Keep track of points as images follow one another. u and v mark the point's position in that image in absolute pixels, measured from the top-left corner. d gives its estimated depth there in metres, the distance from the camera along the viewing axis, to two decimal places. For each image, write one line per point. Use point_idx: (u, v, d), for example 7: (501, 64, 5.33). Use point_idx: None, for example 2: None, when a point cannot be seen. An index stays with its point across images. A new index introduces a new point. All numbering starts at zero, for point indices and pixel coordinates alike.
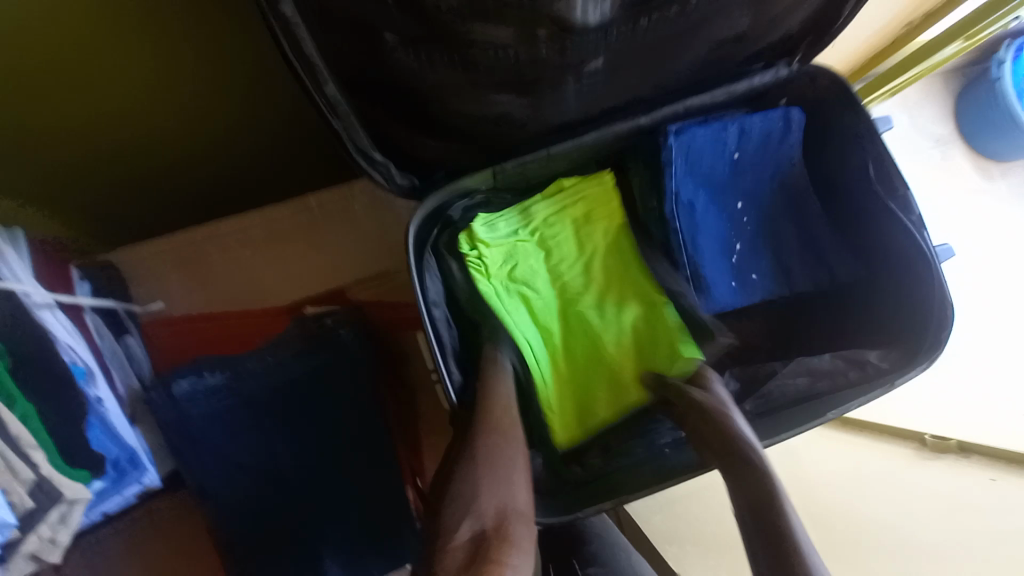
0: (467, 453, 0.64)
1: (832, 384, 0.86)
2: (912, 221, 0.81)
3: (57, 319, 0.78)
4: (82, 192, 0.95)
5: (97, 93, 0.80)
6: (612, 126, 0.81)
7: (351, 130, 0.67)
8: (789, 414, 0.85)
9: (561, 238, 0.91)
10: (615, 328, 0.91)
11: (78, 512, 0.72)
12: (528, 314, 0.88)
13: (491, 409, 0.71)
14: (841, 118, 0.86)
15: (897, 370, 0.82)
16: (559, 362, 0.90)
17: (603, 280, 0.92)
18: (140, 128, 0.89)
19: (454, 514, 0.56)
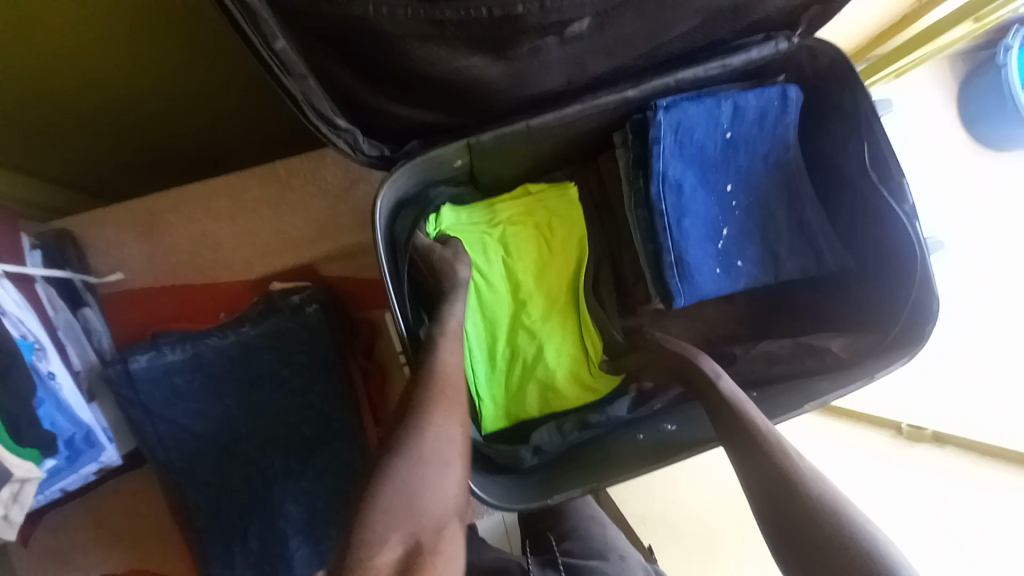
0: (408, 446, 0.59)
1: (787, 369, 0.86)
2: (904, 211, 0.76)
3: (4, 289, 0.72)
4: (88, 172, 0.97)
5: (65, 74, 0.80)
6: (597, 99, 0.76)
7: (309, 93, 0.62)
8: (761, 397, 0.84)
9: (521, 239, 0.91)
10: (564, 331, 0.92)
11: (30, 491, 0.69)
12: (475, 306, 0.88)
13: (440, 392, 0.65)
14: (840, 98, 0.81)
15: (855, 363, 0.81)
16: (496, 361, 0.90)
17: (554, 287, 0.92)
18: (106, 95, 0.85)
19: (385, 522, 0.53)
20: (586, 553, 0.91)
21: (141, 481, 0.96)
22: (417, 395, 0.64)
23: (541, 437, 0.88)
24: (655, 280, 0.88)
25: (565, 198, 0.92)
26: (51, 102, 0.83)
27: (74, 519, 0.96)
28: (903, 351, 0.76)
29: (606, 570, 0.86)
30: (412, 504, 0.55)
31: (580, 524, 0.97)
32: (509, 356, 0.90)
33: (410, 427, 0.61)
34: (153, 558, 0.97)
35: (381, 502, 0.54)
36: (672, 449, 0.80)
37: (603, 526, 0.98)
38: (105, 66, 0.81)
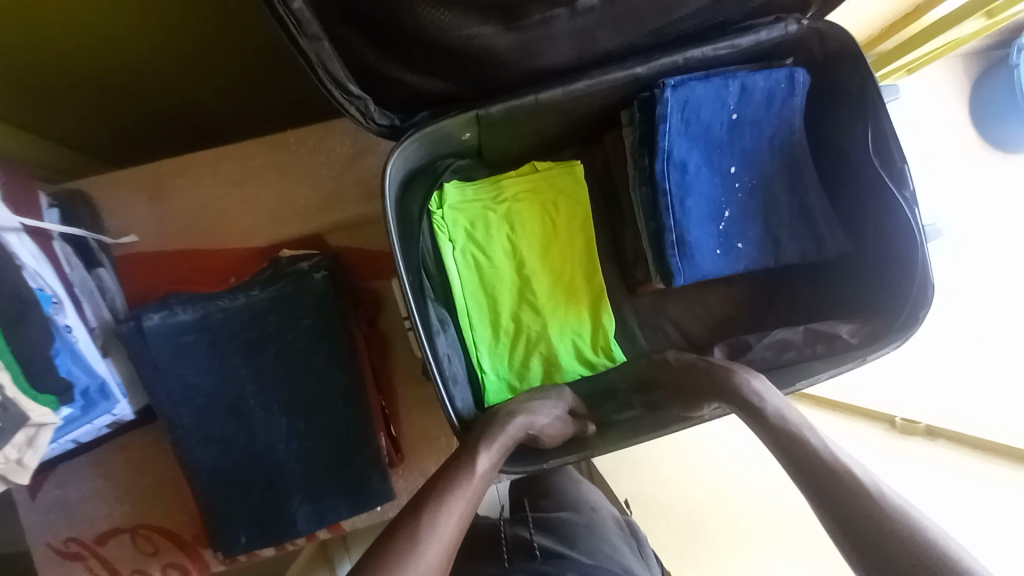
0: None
1: (798, 355, 0.86)
2: (906, 197, 0.78)
3: (22, 242, 0.74)
4: (103, 133, 1.00)
5: (86, 37, 0.82)
6: (605, 76, 0.77)
7: (324, 57, 0.63)
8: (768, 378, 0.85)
9: (525, 215, 0.92)
10: (567, 309, 0.93)
11: (45, 436, 0.71)
12: (479, 283, 0.90)
13: (436, 528, 0.57)
14: (847, 82, 0.81)
15: (865, 347, 0.81)
16: (500, 334, 0.91)
17: (558, 263, 0.93)
18: (115, 52, 0.86)
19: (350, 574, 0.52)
20: (557, 507, 0.97)
21: (147, 438, 1.00)
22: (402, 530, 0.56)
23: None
24: (655, 258, 0.89)
25: (571, 176, 0.94)
26: (73, 64, 0.85)
27: (85, 471, 0.99)
28: (905, 333, 0.78)
29: (574, 522, 0.93)
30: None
31: (554, 482, 1.01)
32: (512, 331, 0.92)
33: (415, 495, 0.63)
34: (158, 513, 1.00)
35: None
36: (669, 418, 0.82)
37: (578, 480, 1.03)
38: (128, 32, 0.84)
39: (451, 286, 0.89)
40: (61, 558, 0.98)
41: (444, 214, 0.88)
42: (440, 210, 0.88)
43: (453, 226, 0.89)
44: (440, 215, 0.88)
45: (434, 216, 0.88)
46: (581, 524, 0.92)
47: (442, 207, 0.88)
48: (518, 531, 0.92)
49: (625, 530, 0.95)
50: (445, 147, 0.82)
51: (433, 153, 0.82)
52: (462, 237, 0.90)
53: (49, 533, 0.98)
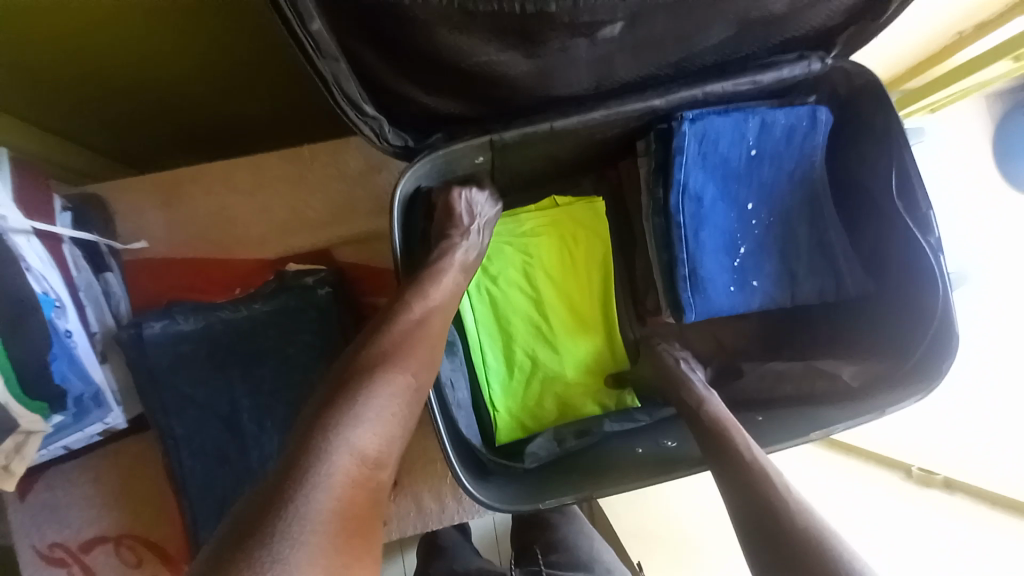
0: (387, 378, 0.59)
1: (796, 389, 0.86)
2: (930, 243, 0.75)
3: (31, 245, 0.75)
4: (127, 138, 1.03)
5: (115, 56, 0.84)
6: (622, 104, 0.76)
7: (341, 77, 0.63)
8: (787, 417, 0.82)
9: (542, 249, 0.93)
10: (584, 341, 0.93)
11: (34, 445, 0.71)
12: (494, 318, 0.91)
13: (428, 342, 0.66)
14: (871, 121, 0.79)
15: (867, 392, 0.80)
16: (513, 371, 0.91)
17: (575, 296, 0.93)
18: (138, 63, 0.87)
19: (372, 354, 0.61)
20: (571, 564, 0.94)
21: (138, 447, 0.98)
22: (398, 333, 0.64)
23: (537, 444, 0.87)
24: (666, 290, 0.87)
25: (592, 212, 0.94)
26: (102, 79, 0.87)
27: (75, 477, 0.97)
28: (930, 384, 0.74)
29: None
30: (384, 435, 0.56)
31: (569, 537, 0.99)
32: (527, 367, 0.91)
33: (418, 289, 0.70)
34: (144, 523, 0.98)
35: (350, 422, 0.53)
36: (675, 463, 0.78)
37: (592, 536, 1.00)
38: (156, 53, 0.86)
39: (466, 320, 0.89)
40: (43, 563, 0.96)
41: None
42: None
43: None
44: None
45: None
46: None
47: None
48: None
49: None
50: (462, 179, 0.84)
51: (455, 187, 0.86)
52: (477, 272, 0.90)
53: (34, 538, 0.96)
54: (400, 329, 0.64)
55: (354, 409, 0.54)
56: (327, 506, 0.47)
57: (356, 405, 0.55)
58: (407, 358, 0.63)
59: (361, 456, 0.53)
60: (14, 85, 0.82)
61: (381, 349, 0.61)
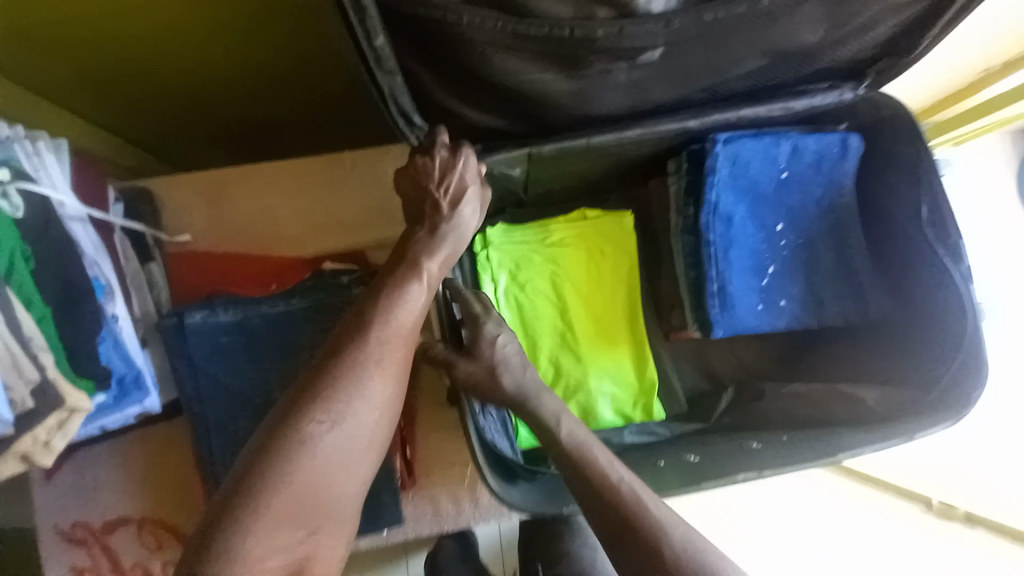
0: (314, 446, 0.55)
1: (817, 412, 0.85)
2: (960, 271, 0.76)
3: (86, 232, 0.78)
4: (182, 139, 1.11)
5: (181, 64, 0.92)
6: (657, 125, 0.78)
7: (395, 89, 0.67)
8: (806, 435, 0.81)
9: (570, 261, 0.95)
10: (607, 353, 0.94)
11: (76, 423, 0.70)
12: (520, 325, 0.93)
13: (370, 369, 0.60)
14: (900, 150, 0.81)
15: (892, 416, 0.78)
16: (537, 378, 0.92)
17: (601, 309, 0.95)
18: (177, 58, 0.90)
19: (305, 397, 0.57)
20: None
21: (167, 432, 1.01)
22: (333, 384, 0.58)
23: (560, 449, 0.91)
24: (693, 307, 0.88)
25: (620, 226, 0.96)
26: (169, 84, 0.95)
27: (103, 460, 1.00)
28: (958, 413, 0.74)
29: None
30: (302, 514, 0.54)
31: (571, 548, 1.01)
32: (550, 375, 0.93)
33: (366, 307, 0.65)
34: (165, 509, 1.00)
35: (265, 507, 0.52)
36: (703, 475, 0.77)
37: (593, 549, 1.02)
38: (218, 62, 0.93)
39: None
40: (66, 544, 0.99)
41: (488, 254, 0.91)
42: (484, 250, 0.91)
43: (498, 265, 0.92)
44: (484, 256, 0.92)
45: (478, 257, 0.91)
46: None
47: (486, 247, 0.91)
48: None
49: None
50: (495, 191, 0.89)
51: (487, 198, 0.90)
52: (505, 278, 0.93)
53: (58, 519, 0.99)
54: (337, 381, 0.58)
55: (266, 492, 0.53)
56: None
57: (271, 493, 0.53)
58: (337, 400, 0.58)
59: (279, 526, 0.53)
60: (63, 79, 0.88)
61: (311, 392, 0.58)
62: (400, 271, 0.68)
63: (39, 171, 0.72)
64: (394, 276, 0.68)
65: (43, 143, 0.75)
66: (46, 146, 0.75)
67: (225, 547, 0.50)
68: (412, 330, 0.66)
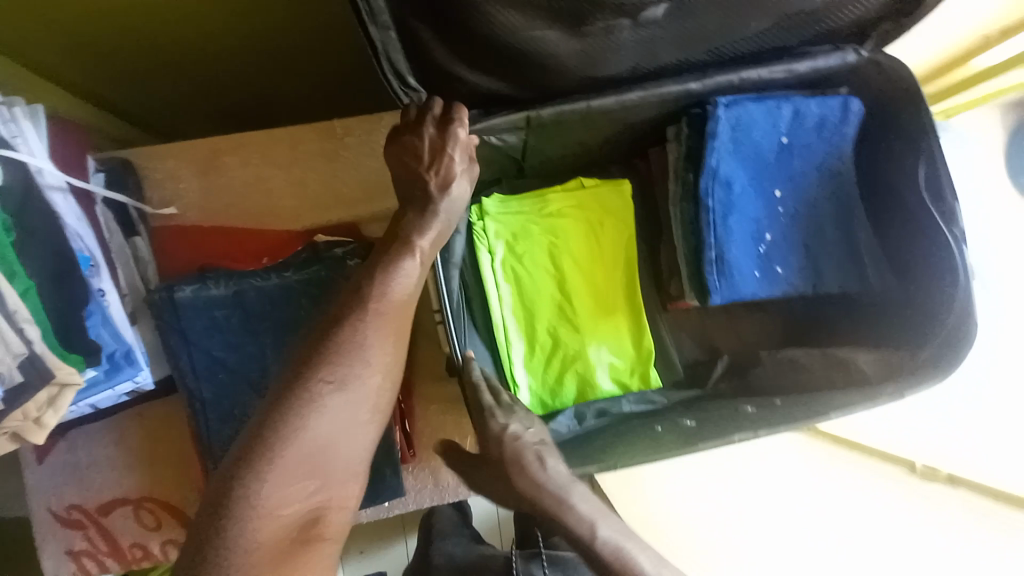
0: (319, 407, 0.55)
1: (811, 377, 0.87)
2: (954, 233, 0.77)
3: (68, 202, 0.75)
4: (166, 108, 1.07)
5: (166, 29, 0.89)
6: (657, 88, 0.76)
7: (388, 45, 0.65)
8: (800, 395, 0.83)
9: (568, 232, 0.94)
10: (606, 325, 0.93)
11: (67, 399, 0.67)
12: (517, 297, 0.92)
13: (371, 336, 0.60)
14: (902, 115, 0.80)
15: (883, 377, 0.80)
16: (535, 350, 0.92)
17: (598, 281, 0.94)
18: (157, 19, 0.86)
19: (307, 365, 0.57)
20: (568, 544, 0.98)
21: (160, 412, 0.99)
22: (336, 349, 0.58)
23: (560, 419, 0.90)
24: (691, 274, 0.88)
25: (619, 195, 0.95)
26: (156, 49, 0.92)
27: (95, 440, 0.98)
28: (946, 369, 0.75)
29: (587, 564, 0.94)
30: (311, 476, 0.54)
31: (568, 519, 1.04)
32: (548, 346, 0.92)
33: (363, 280, 0.64)
34: (161, 487, 0.99)
35: (272, 469, 0.52)
36: (697, 438, 0.78)
37: None
38: (203, 28, 0.91)
39: (489, 299, 0.91)
40: (60, 524, 0.97)
41: (484, 225, 0.91)
42: (480, 221, 0.91)
43: (495, 237, 0.91)
44: (480, 227, 0.91)
45: (474, 228, 0.91)
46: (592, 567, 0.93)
47: (483, 218, 0.90)
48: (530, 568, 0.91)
49: None
50: (491, 160, 0.86)
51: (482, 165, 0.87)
52: (502, 249, 0.92)
53: (51, 500, 0.97)
54: (338, 348, 0.58)
55: (272, 456, 0.53)
56: (253, 557, 0.50)
57: (276, 457, 0.53)
58: (339, 366, 0.58)
59: (288, 487, 0.53)
60: (41, 41, 0.84)
61: (313, 360, 0.58)
62: (396, 244, 0.68)
63: (14, 135, 0.67)
64: (388, 254, 0.67)
65: (19, 108, 0.70)
66: (22, 110, 0.71)
67: (235, 508, 0.51)
68: (410, 302, 0.65)
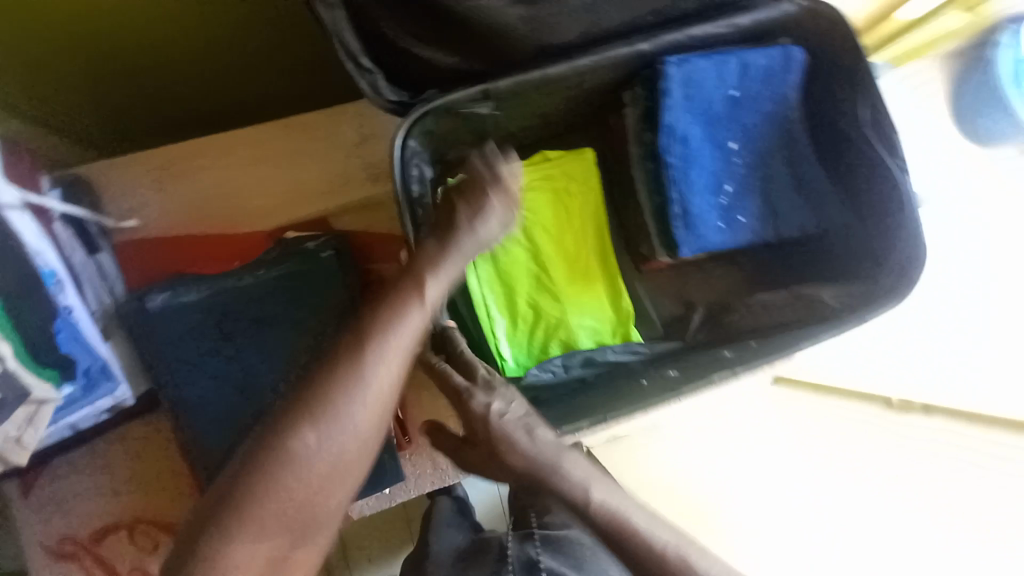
0: (298, 459, 0.50)
1: (780, 316, 0.91)
2: (897, 164, 0.82)
3: (26, 221, 0.69)
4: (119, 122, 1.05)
5: (124, 30, 0.93)
6: (609, 50, 0.78)
7: (339, 29, 0.69)
8: (773, 335, 0.87)
9: (537, 204, 0.96)
10: (584, 291, 0.96)
11: (47, 417, 0.72)
12: (494, 272, 0.93)
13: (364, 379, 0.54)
14: (841, 58, 0.84)
15: (849, 309, 0.84)
16: (517, 323, 0.93)
17: (572, 249, 0.96)
18: (112, 17, 0.90)
19: (293, 410, 0.52)
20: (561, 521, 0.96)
21: (144, 431, 0.96)
22: (322, 399, 0.52)
23: (546, 366, 0.92)
24: (659, 231, 0.91)
25: (583, 164, 0.97)
26: (114, 55, 0.95)
27: (80, 467, 0.95)
28: (899, 293, 0.81)
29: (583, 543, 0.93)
30: (285, 530, 0.49)
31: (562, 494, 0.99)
32: (530, 318, 0.94)
33: (367, 317, 0.58)
34: (155, 507, 0.97)
35: (247, 519, 0.48)
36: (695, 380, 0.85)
37: None
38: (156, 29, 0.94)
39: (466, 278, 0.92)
40: (53, 558, 0.94)
41: None
42: None
43: None
44: None
45: None
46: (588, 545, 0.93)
47: None
48: (525, 550, 0.91)
49: None
50: (457, 141, 0.86)
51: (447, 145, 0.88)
52: None
53: (40, 534, 0.94)
54: (325, 398, 0.52)
55: (246, 511, 0.48)
56: None
57: (251, 511, 0.48)
58: (325, 416, 0.51)
59: (262, 544, 0.49)
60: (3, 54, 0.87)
61: (295, 408, 0.52)
62: (407, 285, 0.61)
63: None
64: (395, 290, 0.61)
65: None
66: None
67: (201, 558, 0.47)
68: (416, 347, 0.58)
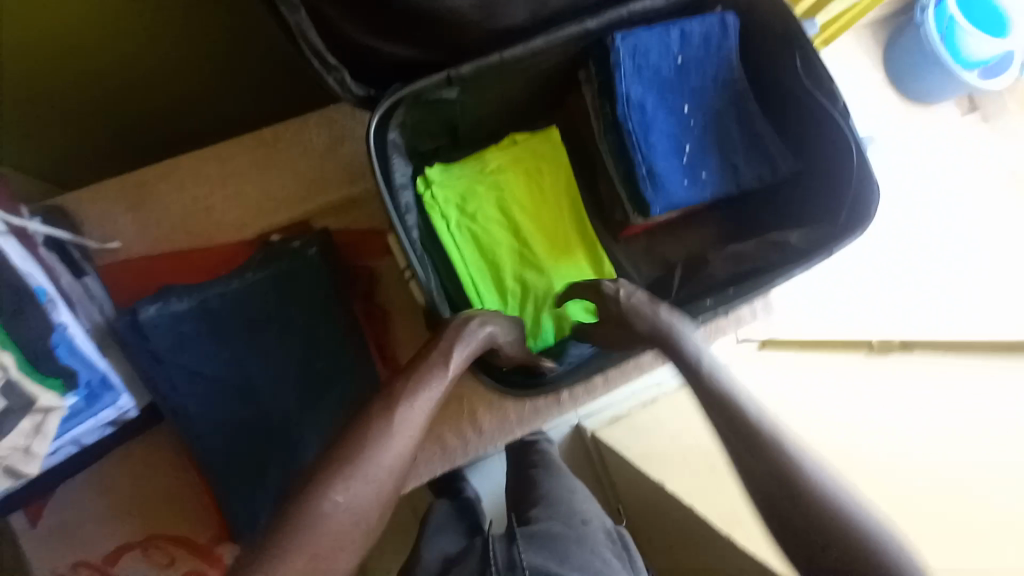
0: (325, 510, 0.53)
1: (753, 263, 0.96)
2: (838, 109, 0.88)
3: (11, 245, 0.73)
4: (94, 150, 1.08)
5: (97, 62, 0.98)
6: (559, 29, 0.84)
7: (303, 26, 0.72)
8: (750, 280, 0.91)
9: (512, 184, 1.00)
10: (566, 262, 1.00)
11: (53, 424, 0.70)
12: (478, 253, 0.97)
13: (391, 439, 0.58)
14: (771, 19, 0.91)
15: (813, 246, 0.90)
16: (507, 299, 0.97)
17: (550, 223, 1.01)
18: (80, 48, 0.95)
19: (322, 466, 0.55)
20: (546, 517, 0.98)
21: (149, 446, 0.97)
22: (350, 457, 0.56)
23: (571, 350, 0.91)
24: (629, 196, 0.96)
25: (550, 143, 1.02)
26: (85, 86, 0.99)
27: (87, 490, 0.95)
28: (861, 224, 0.85)
29: (568, 535, 0.94)
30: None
31: (553, 492, 1.04)
32: (518, 293, 0.97)
33: (393, 385, 0.64)
34: (168, 521, 0.97)
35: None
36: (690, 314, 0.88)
37: (573, 495, 1.05)
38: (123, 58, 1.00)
39: (453, 261, 0.95)
40: None
41: (433, 194, 0.96)
42: (429, 190, 0.96)
43: (446, 203, 0.96)
44: (429, 196, 0.96)
45: (423, 197, 0.96)
46: (573, 538, 0.94)
47: (430, 187, 0.96)
48: (509, 550, 0.89)
49: (616, 543, 0.98)
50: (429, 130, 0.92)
51: (419, 134, 0.93)
52: (454, 213, 0.96)
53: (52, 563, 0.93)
54: (354, 453, 0.56)
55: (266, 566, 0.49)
56: None
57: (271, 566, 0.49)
58: (352, 473, 0.55)
59: None
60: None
61: (324, 467, 0.55)
62: (427, 355, 0.67)
63: None
64: (417, 365, 0.66)
65: None
66: None
67: None
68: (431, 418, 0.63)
